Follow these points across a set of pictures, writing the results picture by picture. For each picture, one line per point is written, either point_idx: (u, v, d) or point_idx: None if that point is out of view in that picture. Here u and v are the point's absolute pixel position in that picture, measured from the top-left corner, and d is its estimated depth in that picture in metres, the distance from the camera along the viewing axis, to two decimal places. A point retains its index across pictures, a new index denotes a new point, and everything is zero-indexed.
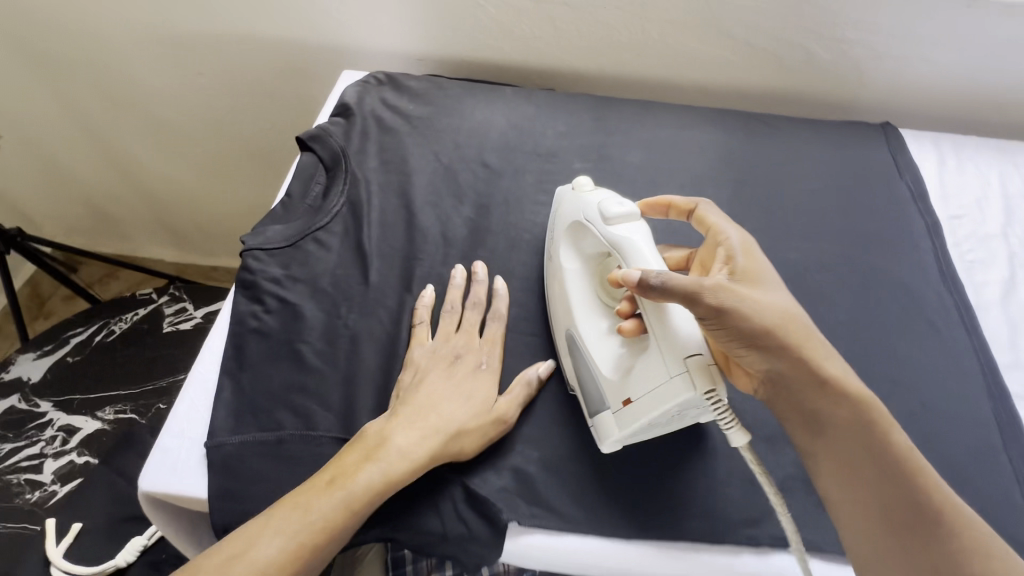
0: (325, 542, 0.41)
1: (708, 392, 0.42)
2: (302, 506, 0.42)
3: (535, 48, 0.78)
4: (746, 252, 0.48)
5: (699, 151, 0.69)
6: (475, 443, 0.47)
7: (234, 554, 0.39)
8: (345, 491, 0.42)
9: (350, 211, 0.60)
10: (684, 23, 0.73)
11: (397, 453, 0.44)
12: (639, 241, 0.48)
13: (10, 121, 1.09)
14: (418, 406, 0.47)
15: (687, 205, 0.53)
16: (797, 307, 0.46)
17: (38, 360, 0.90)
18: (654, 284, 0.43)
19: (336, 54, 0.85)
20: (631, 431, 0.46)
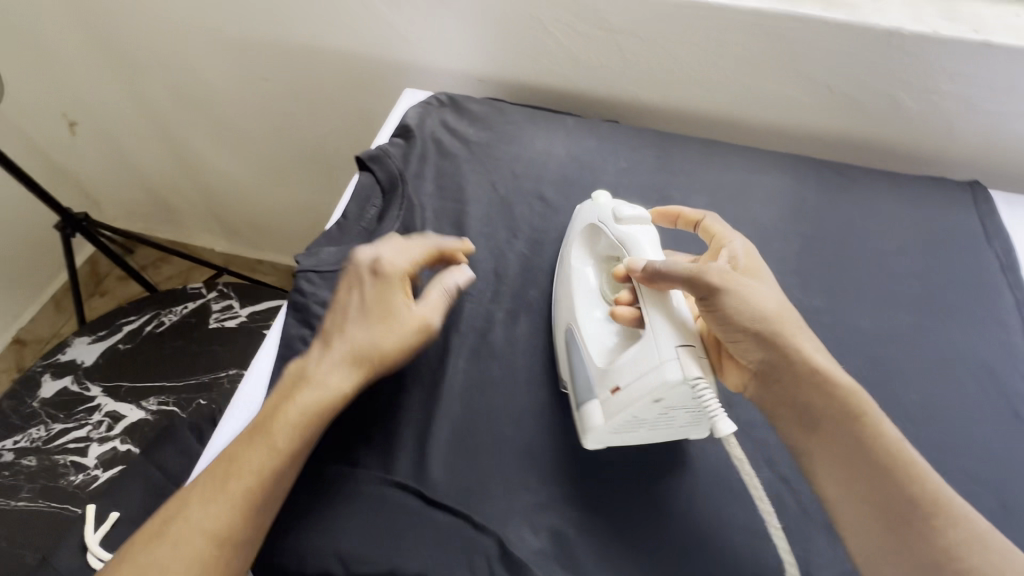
0: (277, 487, 0.43)
1: (691, 379, 0.44)
2: (236, 467, 0.42)
3: (600, 78, 0.76)
4: (747, 257, 0.53)
5: (766, 200, 0.66)
6: (402, 349, 0.48)
7: (181, 513, 0.41)
8: (280, 436, 0.43)
9: (403, 237, 0.60)
10: (761, 63, 0.69)
11: (323, 387, 0.45)
12: (646, 240, 0.54)
13: (87, 110, 1.14)
14: (330, 332, 0.47)
15: (694, 217, 0.58)
16: (789, 306, 0.50)
17: (93, 344, 0.94)
18: (659, 270, 0.49)
19: (398, 70, 0.85)
20: (617, 423, 0.46)
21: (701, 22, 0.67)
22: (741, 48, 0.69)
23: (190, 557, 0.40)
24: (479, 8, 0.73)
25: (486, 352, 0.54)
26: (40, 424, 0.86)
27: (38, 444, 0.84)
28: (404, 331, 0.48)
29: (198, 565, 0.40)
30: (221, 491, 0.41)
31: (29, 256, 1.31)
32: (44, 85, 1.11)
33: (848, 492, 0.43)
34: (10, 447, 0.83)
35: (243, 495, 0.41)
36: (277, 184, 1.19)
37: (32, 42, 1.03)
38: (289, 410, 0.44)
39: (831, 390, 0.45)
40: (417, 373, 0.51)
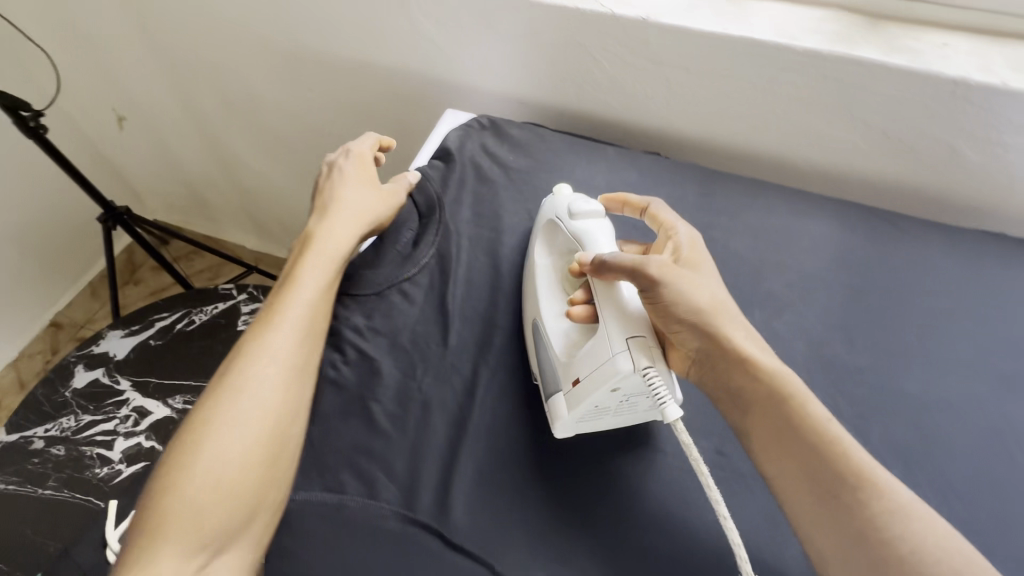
0: (320, 314, 0.51)
1: (641, 369, 0.45)
2: (281, 305, 0.50)
3: (644, 108, 0.75)
4: (690, 246, 0.54)
5: (811, 246, 0.64)
6: (386, 214, 0.61)
7: (247, 350, 0.47)
8: (309, 280, 0.52)
9: (438, 264, 0.60)
10: (815, 103, 0.67)
11: (332, 244, 0.55)
12: (599, 234, 0.55)
13: (135, 107, 1.18)
14: (330, 211, 0.58)
15: (641, 204, 0.59)
16: (726, 295, 0.51)
17: (125, 338, 0.95)
18: (605, 263, 0.50)
19: (440, 88, 0.85)
20: (580, 414, 0.47)
21: (755, 59, 0.66)
22: (795, 87, 0.67)
23: (272, 385, 0.46)
24: (527, 33, 0.73)
25: (514, 390, 0.52)
26: (69, 414, 0.88)
27: (67, 434, 0.86)
28: (382, 203, 0.60)
29: (280, 392, 0.46)
30: (274, 329, 0.48)
31: (70, 243, 1.35)
32: (97, 80, 1.15)
33: (795, 483, 0.44)
34: (40, 434, 0.86)
35: (297, 324, 0.49)
36: (312, 188, 1.21)
37: (89, 41, 1.06)
38: (310, 264, 0.53)
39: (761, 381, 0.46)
40: (445, 406, 0.51)
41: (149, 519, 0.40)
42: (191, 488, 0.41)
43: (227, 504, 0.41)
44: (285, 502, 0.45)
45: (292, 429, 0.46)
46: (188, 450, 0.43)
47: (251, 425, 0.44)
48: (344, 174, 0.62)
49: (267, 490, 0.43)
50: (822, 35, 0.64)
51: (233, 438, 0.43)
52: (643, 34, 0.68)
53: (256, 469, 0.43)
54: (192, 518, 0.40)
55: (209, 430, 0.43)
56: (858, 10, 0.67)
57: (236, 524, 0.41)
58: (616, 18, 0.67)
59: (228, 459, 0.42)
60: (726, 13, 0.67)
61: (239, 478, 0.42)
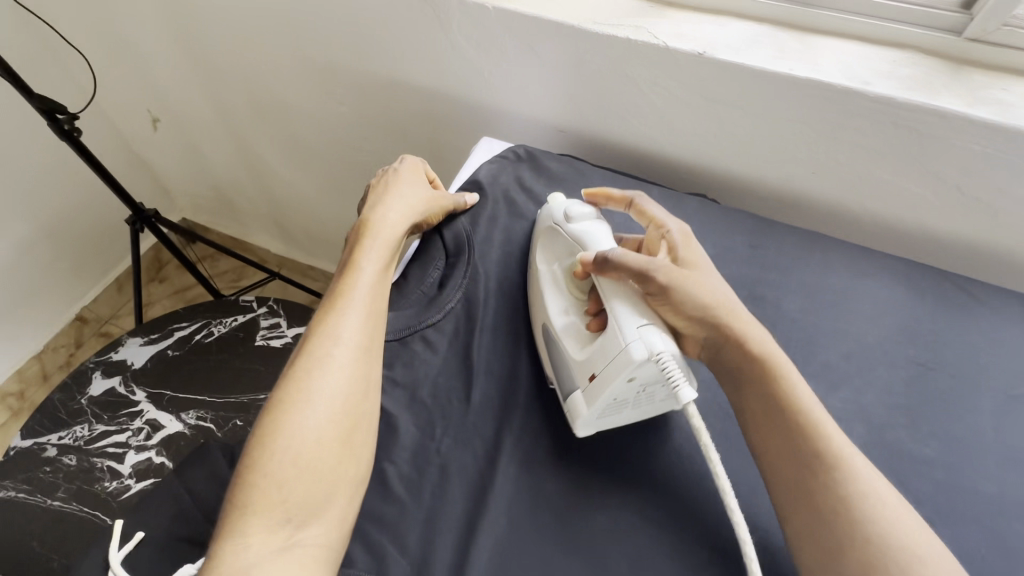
0: (381, 303, 0.53)
1: (654, 354, 0.44)
2: (344, 294, 0.52)
3: (692, 146, 0.70)
4: (682, 238, 0.55)
5: (871, 312, 0.58)
6: (438, 207, 0.62)
7: (317, 338, 0.49)
8: (368, 264, 0.54)
9: (464, 309, 0.56)
10: (884, 153, 0.61)
11: (388, 230, 0.57)
12: (597, 233, 0.55)
13: (170, 111, 1.18)
14: (382, 208, 0.59)
15: (624, 197, 0.59)
16: (725, 286, 0.52)
17: (143, 346, 0.94)
18: (610, 263, 0.50)
19: (477, 111, 0.82)
20: (600, 409, 0.47)
21: (821, 103, 0.60)
22: (862, 135, 0.61)
23: (345, 369, 0.47)
24: (571, 61, 0.69)
25: (540, 458, 0.48)
26: (83, 423, 0.87)
27: (80, 443, 0.85)
28: (434, 196, 0.62)
29: (349, 371, 0.48)
30: (338, 311, 0.50)
31: (100, 239, 1.36)
32: (133, 83, 1.15)
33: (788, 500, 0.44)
34: (54, 442, 0.85)
35: (360, 306, 0.51)
36: (339, 200, 1.19)
37: (126, 45, 1.06)
38: (369, 250, 0.55)
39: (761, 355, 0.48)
40: (463, 472, 0.47)
41: (240, 493, 0.43)
42: (274, 462, 0.43)
43: (308, 478, 0.43)
44: (364, 478, 0.46)
45: (364, 406, 0.47)
46: (269, 428, 0.45)
47: (324, 403, 0.46)
48: (397, 171, 0.64)
49: (344, 465, 0.45)
50: (897, 80, 0.58)
51: (314, 417, 0.45)
52: (697, 70, 0.63)
53: (332, 445, 0.44)
54: (278, 490, 0.42)
55: (291, 411, 0.45)
56: (938, 54, 0.61)
57: (319, 498, 0.43)
58: (669, 51, 0.62)
59: (306, 435, 0.44)
60: (791, 52, 0.62)
61: (317, 453, 0.44)
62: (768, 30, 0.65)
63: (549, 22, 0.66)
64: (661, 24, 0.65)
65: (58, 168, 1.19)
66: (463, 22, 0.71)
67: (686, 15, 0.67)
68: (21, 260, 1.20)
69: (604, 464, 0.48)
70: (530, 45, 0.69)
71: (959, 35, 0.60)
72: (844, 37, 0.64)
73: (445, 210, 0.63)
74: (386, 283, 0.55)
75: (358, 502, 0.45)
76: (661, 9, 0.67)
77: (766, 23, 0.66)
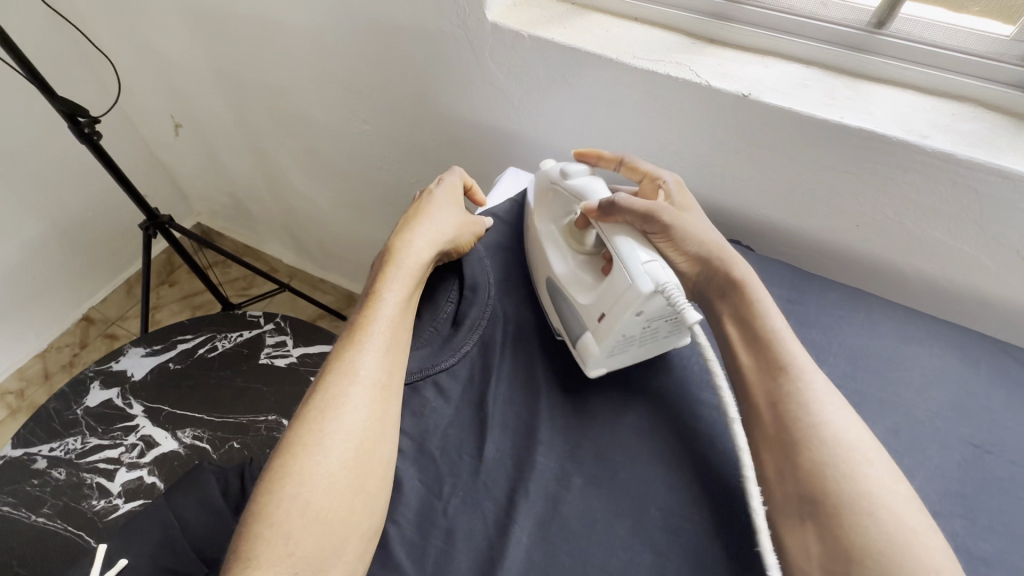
0: (401, 338, 0.50)
1: (660, 287, 0.45)
2: (364, 327, 0.49)
3: (731, 189, 0.67)
4: (677, 187, 0.58)
5: (919, 384, 0.54)
6: (469, 232, 0.59)
7: (334, 376, 0.46)
8: (392, 293, 0.51)
9: (479, 355, 0.53)
10: (938, 211, 0.57)
11: (414, 256, 0.54)
12: (592, 185, 0.56)
13: (192, 117, 1.16)
14: (413, 230, 0.56)
15: (615, 157, 0.62)
16: (716, 233, 0.55)
17: (145, 357, 0.91)
18: (616, 207, 0.51)
19: (505, 140, 0.79)
20: (611, 347, 0.49)
21: (873, 155, 0.56)
22: (916, 189, 0.57)
23: (362, 410, 0.44)
24: (607, 95, 0.65)
25: (555, 531, 0.44)
26: (76, 435, 0.84)
27: (71, 456, 0.82)
28: (466, 222, 0.59)
29: (364, 412, 0.44)
30: (357, 344, 0.47)
31: (111, 241, 1.34)
32: (157, 88, 1.13)
33: None
34: (45, 453, 0.82)
35: (379, 341, 0.48)
36: (356, 216, 1.17)
37: (153, 51, 1.05)
38: (392, 278, 0.52)
39: (759, 301, 0.49)
40: (471, 540, 0.43)
41: (244, 544, 0.40)
42: (282, 511, 0.40)
43: (316, 530, 0.40)
44: (375, 531, 0.42)
45: (378, 450, 0.44)
46: (278, 473, 0.42)
47: (337, 446, 0.43)
48: (433, 193, 0.61)
49: (355, 516, 0.41)
50: (956, 134, 0.55)
51: (325, 464, 0.42)
52: (740, 111, 0.59)
53: (343, 494, 0.41)
54: (284, 544, 0.39)
55: (302, 456, 0.42)
56: (999, 110, 0.57)
57: (327, 553, 0.39)
58: (710, 91, 0.59)
59: (316, 481, 0.41)
60: (842, 99, 0.58)
61: (327, 502, 0.41)
62: (817, 75, 0.61)
63: (588, 54, 0.63)
64: (703, 62, 0.62)
65: (75, 168, 1.18)
66: (496, 49, 0.68)
67: (731, 54, 0.64)
68: (31, 258, 1.18)
69: (626, 542, 0.43)
70: (564, 75, 0.66)
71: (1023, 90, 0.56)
72: (899, 86, 0.60)
73: (475, 235, 0.60)
74: (409, 314, 0.52)
75: (367, 556, 0.41)
76: (704, 46, 0.65)
77: (815, 67, 0.62)
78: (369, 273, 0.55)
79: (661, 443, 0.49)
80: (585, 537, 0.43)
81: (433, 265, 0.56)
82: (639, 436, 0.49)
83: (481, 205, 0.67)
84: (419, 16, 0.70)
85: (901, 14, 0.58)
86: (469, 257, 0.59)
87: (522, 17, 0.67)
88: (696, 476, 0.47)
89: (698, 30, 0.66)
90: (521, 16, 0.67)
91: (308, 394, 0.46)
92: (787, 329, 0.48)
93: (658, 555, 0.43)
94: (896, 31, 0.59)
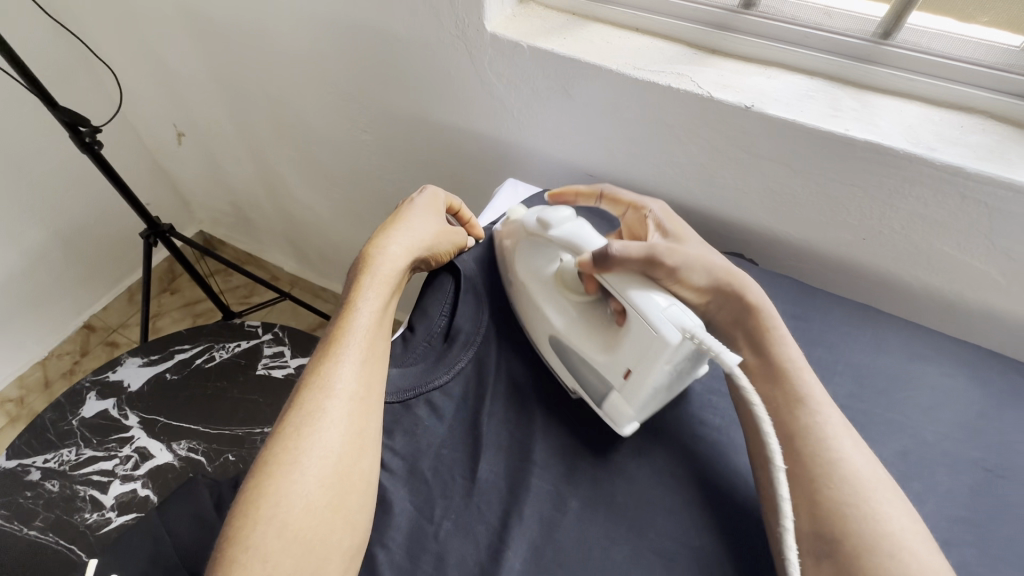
0: (377, 350, 0.49)
1: (689, 332, 0.43)
2: (338, 339, 0.47)
3: (734, 201, 0.66)
4: (664, 214, 0.59)
5: (927, 405, 0.52)
6: (447, 243, 0.58)
7: (309, 390, 0.44)
8: (368, 302, 0.50)
9: (475, 371, 0.52)
10: (947, 226, 0.56)
11: (391, 264, 0.53)
12: (584, 229, 0.53)
13: (193, 126, 1.16)
14: (388, 238, 0.54)
15: (593, 192, 0.62)
16: (717, 255, 0.54)
17: (142, 367, 0.90)
18: (615, 258, 0.47)
19: (505, 151, 0.79)
20: (642, 402, 0.46)
21: (878, 168, 0.55)
22: (923, 204, 0.55)
23: (341, 423, 0.43)
24: (607, 105, 0.65)
25: (549, 557, 0.42)
26: (71, 446, 0.83)
27: (65, 468, 0.81)
28: (445, 232, 0.58)
29: (342, 426, 0.43)
30: (334, 356, 0.46)
31: (113, 248, 1.34)
32: (161, 97, 1.14)
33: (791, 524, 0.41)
34: (39, 464, 0.81)
35: (356, 352, 0.47)
36: (357, 225, 1.16)
37: (156, 59, 1.05)
38: (368, 286, 0.51)
39: (774, 324, 0.49)
40: (462, 566, 0.42)
41: (217, 570, 0.37)
42: (258, 533, 0.38)
43: (295, 552, 0.38)
44: (357, 548, 0.41)
45: (359, 465, 0.42)
46: (253, 493, 0.40)
47: (315, 463, 0.41)
48: (411, 201, 0.59)
49: (335, 533, 0.40)
50: (965, 147, 0.53)
51: (300, 483, 0.40)
52: (742, 124, 0.58)
53: (323, 512, 0.40)
54: (261, 566, 0.37)
55: (277, 475, 0.40)
56: (1012, 123, 0.56)
57: (307, 575, 0.37)
58: (712, 102, 0.58)
59: (293, 500, 0.39)
60: (846, 110, 0.57)
61: (305, 522, 0.39)
62: (821, 86, 0.60)
63: (586, 65, 0.62)
64: (706, 73, 0.61)
65: (77, 176, 1.18)
66: (495, 59, 0.67)
67: (732, 64, 0.63)
68: (33, 266, 1.18)
69: (622, 570, 0.42)
70: (563, 86, 0.66)
71: None
72: (906, 97, 0.59)
73: (454, 247, 0.59)
74: (385, 324, 0.51)
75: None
76: (706, 57, 0.64)
77: (819, 78, 0.61)
78: (343, 284, 0.53)
79: (660, 465, 0.47)
80: (580, 562, 0.42)
81: (410, 272, 0.55)
82: (640, 457, 0.48)
83: (478, 236, 0.64)
84: (417, 27, 0.70)
85: (907, 24, 0.57)
86: (449, 263, 0.59)
87: (522, 28, 0.66)
88: (696, 500, 0.45)
89: (700, 40, 0.65)
90: (521, 25, 0.67)
91: (282, 411, 0.44)
92: (800, 355, 0.49)
93: None
94: (903, 42, 0.58)
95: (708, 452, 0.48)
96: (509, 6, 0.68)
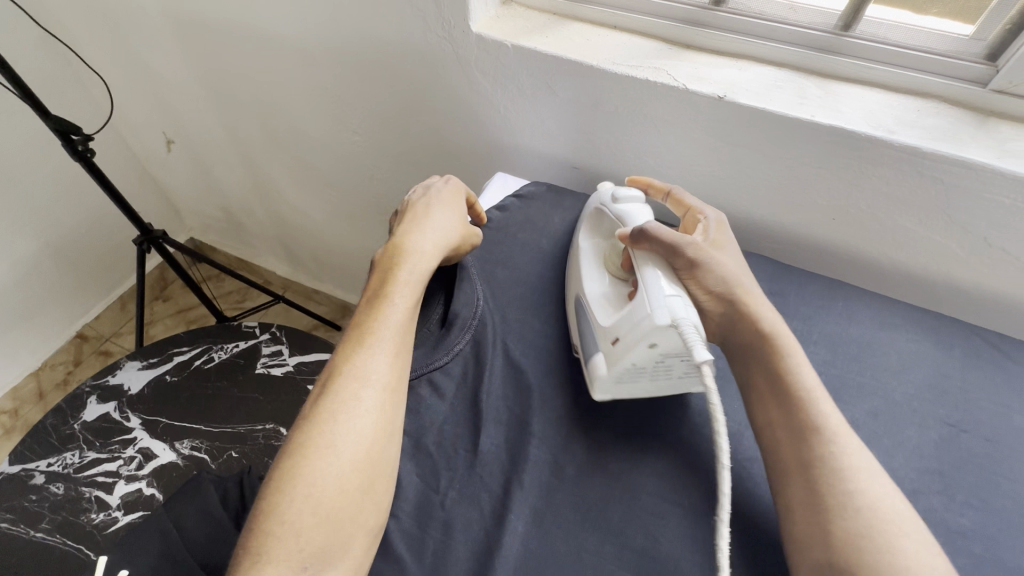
0: (408, 344, 0.51)
1: (676, 322, 0.46)
2: (371, 331, 0.49)
3: (711, 187, 0.70)
4: (717, 225, 0.59)
5: (894, 369, 0.56)
6: (467, 242, 0.61)
7: (343, 377, 0.46)
8: (400, 298, 0.52)
9: (473, 352, 0.55)
10: (908, 202, 0.60)
11: (420, 260, 0.55)
12: (640, 212, 0.59)
13: (183, 133, 1.18)
14: (415, 233, 0.57)
15: (664, 188, 0.64)
16: (747, 272, 0.55)
17: (142, 371, 0.92)
18: (648, 236, 0.53)
19: (493, 147, 0.82)
20: (618, 373, 0.49)
21: (843, 150, 0.59)
22: (886, 183, 0.59)
23: (373, 412, 0.45)
24: (589, 100, 0.68)
25: (550, 518, 0.45)
26: (74, 449, 0.85)
27: (69, 471, 0.83)
28: (467, 231, 0.61)
29: (374, 414, 0.45)
30: (366, 347, 0.48)
31: (104, 258, 1.35)
32: (150, 106, 1.15)
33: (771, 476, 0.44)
34: (43, 468, 0.82)
35: (388, 345, 0.49)
36: (349, 226, 1.18)
37: (145, 69, 1.06)
38: (399, 282, 0.53)
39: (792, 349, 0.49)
40: (469, 530, 0.44)
41: (254, 540, 0.40)
42: (293, 509, 0.41)
43: (326, 529, 0.40)
44: (383, 526, 0.43)
45: (387, 451, 0.45)
46: (288, 472, 0.42)
47: (348, 447, 0.43)
48: (437, 198, 0.62)
49: (364, 513, 0.42)
50: (921, 129, 0.57)
51: (334, 465, 0.42)
52: (717, 113, 0.62)
53: (354, 492, 0.42)
54: (294, 540, 0.40)
55: (312, 457, 0.43)
56: (965, 104, 0.60)
57: (338, 550, 0.40)
58: (688, 94, 0.61)
59: (327, 481, 0.42)
60: (811, 98, 0.61)
61: (337, 502, 0.41)
62: (788, 76, 0.64)
63: (568, 63, 0.65)
64: (681, 67, 0.64)
65: (67, 186, 1.19)
66: (481, 59, 0.71)
67: (705, 57, 0.67)
68: (25, 276, 1.19)
69: (618, 527, 0.45)
70: (546, 83, 0.69)
71: (985, 85, 0.59)
72: (867, 85, 0.63)
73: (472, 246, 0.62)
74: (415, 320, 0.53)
75: (376, 551, 0.43)
76: (680, 51, 0.67)
77: (787, 69, 0.65)
78: (371, 275, 0.55)
79: (651, 432, 0.50)
80: (580, 522, 0.45)
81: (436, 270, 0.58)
82: (631, 426, 0.51)
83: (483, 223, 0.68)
84: (404, 30, 0.73)
85: (865, 16, 0.61)
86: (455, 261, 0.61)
87: (505, 28, 0.69)
88: (684, 462, 0.49)
89: (675, 36, 0.68)
90: (505, 26, 0.70)
91: (316, 395, 0.47)
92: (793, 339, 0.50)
93: (650, 538, 0.44)
94: (862, 34, 0.62)
95: (694, 419, 0.52)
96: (492, 8, 0.71)
